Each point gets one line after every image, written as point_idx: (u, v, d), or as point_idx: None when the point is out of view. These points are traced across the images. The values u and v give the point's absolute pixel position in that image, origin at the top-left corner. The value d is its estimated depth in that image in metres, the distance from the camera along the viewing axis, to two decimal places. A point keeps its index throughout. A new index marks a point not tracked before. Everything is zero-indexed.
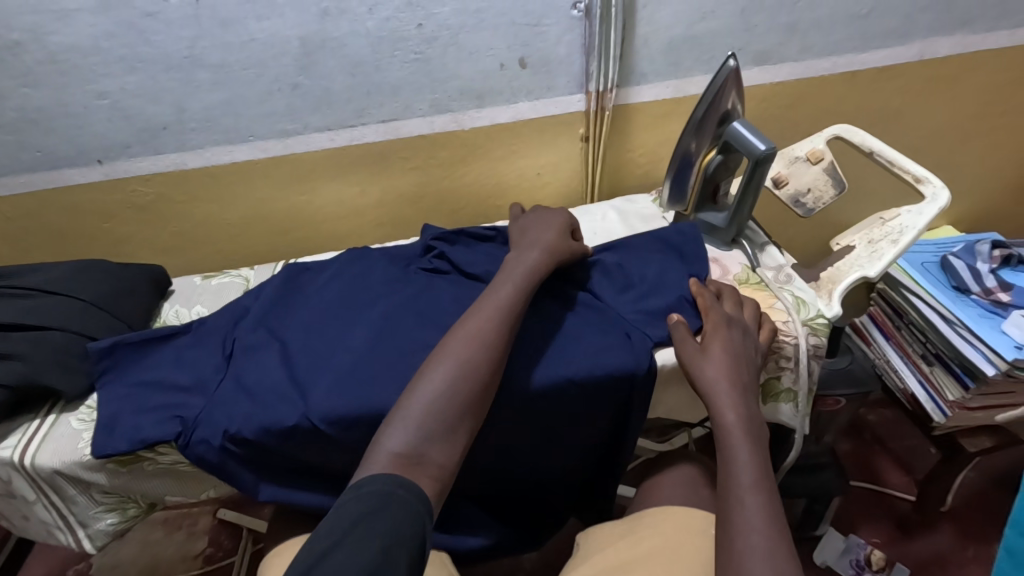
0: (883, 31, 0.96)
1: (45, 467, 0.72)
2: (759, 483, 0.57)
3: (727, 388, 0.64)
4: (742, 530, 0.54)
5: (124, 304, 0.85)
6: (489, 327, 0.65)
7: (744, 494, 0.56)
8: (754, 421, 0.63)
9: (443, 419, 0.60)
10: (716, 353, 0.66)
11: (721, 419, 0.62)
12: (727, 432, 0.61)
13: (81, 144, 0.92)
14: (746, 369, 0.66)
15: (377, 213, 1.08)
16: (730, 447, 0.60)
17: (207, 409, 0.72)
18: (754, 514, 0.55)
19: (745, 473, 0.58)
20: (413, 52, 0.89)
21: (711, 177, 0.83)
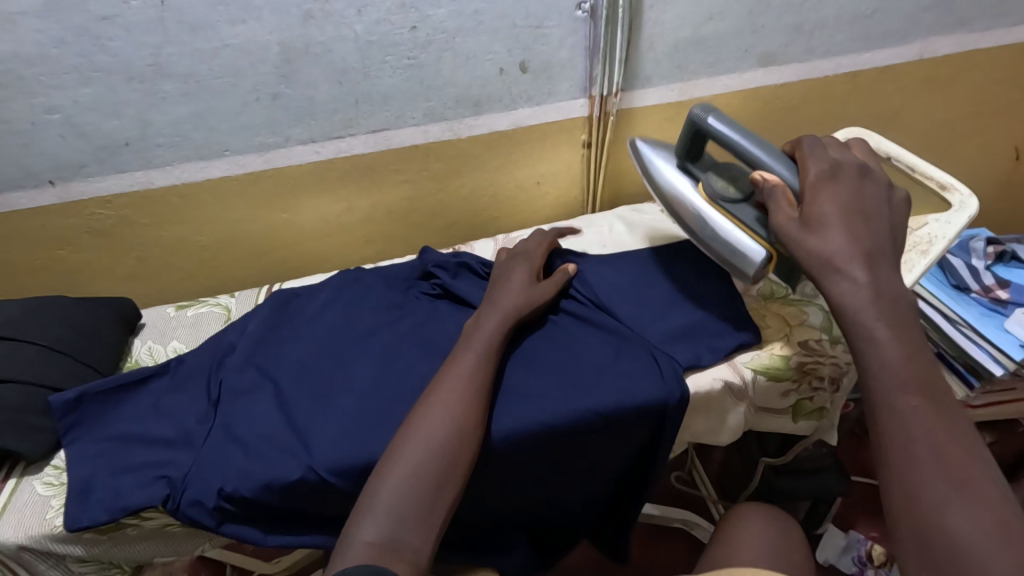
0: (886, 30, 0.94)
1: (7, 543, 0.63)
2: (910, 371, 0.46)
3: (894, 346, 0.47)
4: (959, 533, 0.40)
5: (89, 347, 0.76)
6: (451, 405, 0.59)
7: (928, 484, 0.42)
8: (893, 303, 0.50)
9: (412, 507, 0.54)
10: (865, 282, 0.50)
11: (886, 384, 0.46)
12: (899, 403, 0.45)
13: (29, 164, 0.82)
14: (905, 312, 0.49)
15: (365, 229, 1.01)
16: (908, 424, 0.44)
17: (196, 467, 0.65)
18: (973, 509, 0.40)
19: (923, 453, 0.43)
20: (406, 58, 0.82)
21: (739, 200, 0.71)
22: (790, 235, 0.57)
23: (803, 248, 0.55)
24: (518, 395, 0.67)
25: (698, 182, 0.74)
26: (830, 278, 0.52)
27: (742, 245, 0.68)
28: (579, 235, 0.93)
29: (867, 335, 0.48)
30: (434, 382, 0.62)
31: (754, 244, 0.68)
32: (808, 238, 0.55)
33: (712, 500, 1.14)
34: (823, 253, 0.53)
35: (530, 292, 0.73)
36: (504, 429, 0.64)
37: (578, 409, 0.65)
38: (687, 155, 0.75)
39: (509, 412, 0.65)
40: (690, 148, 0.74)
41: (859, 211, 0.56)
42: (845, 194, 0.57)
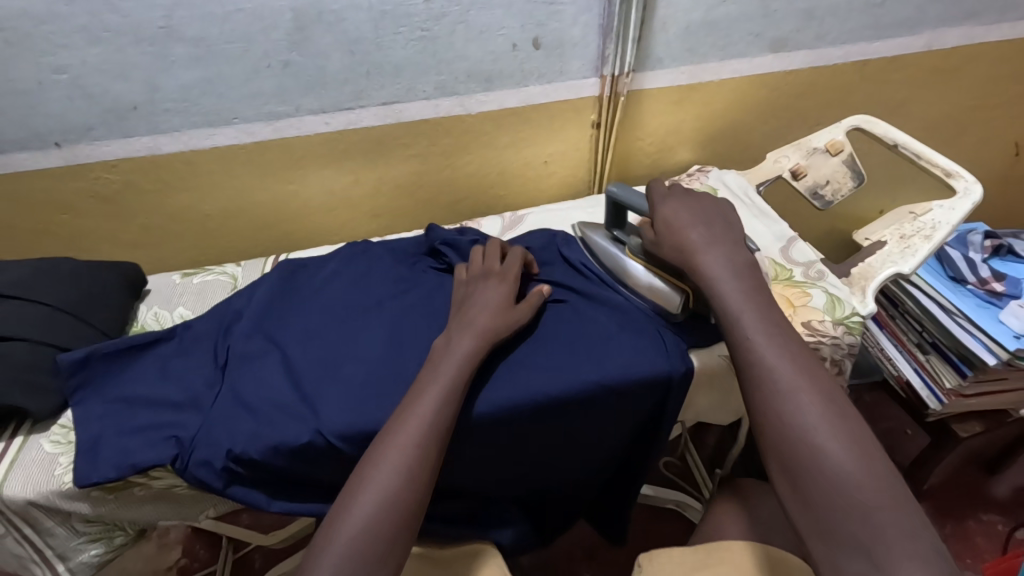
0: (896, 20, 0.94)
1: (15, 497, 0.63)
2: (746, 296, 0.57)
3: (735, 292, 0.57)
4: (798, 434, 0.48)
5: (95, 309, 0.76)
6: (426, 424, 0.56)
7: (774, 377, 0.51)
8: (729, 253, 0.62)
9: (377, 536, 0.52)
10: (709, 253, 0.62)
11: (733, 322, 0.56)
12: (745, 334, 0.55)
13: (34, 126, 0.81)
14: (747, 270, 0.60)
15: (371, 204, 1.01)
16: (753, 350, 0.53)
17: (205, 428, 0.65)
18: (808, 411, 0.49)
19: (766, 355, 0.52)
20: (419, 30, 0.81)
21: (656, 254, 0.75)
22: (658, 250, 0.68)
23: (664, 242, 0.66)
24: (524, 368, 0.68)
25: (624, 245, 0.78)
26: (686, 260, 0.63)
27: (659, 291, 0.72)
28: (586, 216, 0.93)
29: (714, 291, 0.59)
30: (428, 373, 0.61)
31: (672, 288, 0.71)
32: (662, 242, 0.67)
33: (704, 480, 1.17)
34: (677, 236, 0.65)
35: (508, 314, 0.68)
36: (495, 403, 0.65)
37: (584, 382, 0.66)
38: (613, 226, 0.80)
39: (513, 383, 0.66)
40: (612, 216, 0.80)
41: (698, 211, 0.67)
42: (683, 200, 0.69)
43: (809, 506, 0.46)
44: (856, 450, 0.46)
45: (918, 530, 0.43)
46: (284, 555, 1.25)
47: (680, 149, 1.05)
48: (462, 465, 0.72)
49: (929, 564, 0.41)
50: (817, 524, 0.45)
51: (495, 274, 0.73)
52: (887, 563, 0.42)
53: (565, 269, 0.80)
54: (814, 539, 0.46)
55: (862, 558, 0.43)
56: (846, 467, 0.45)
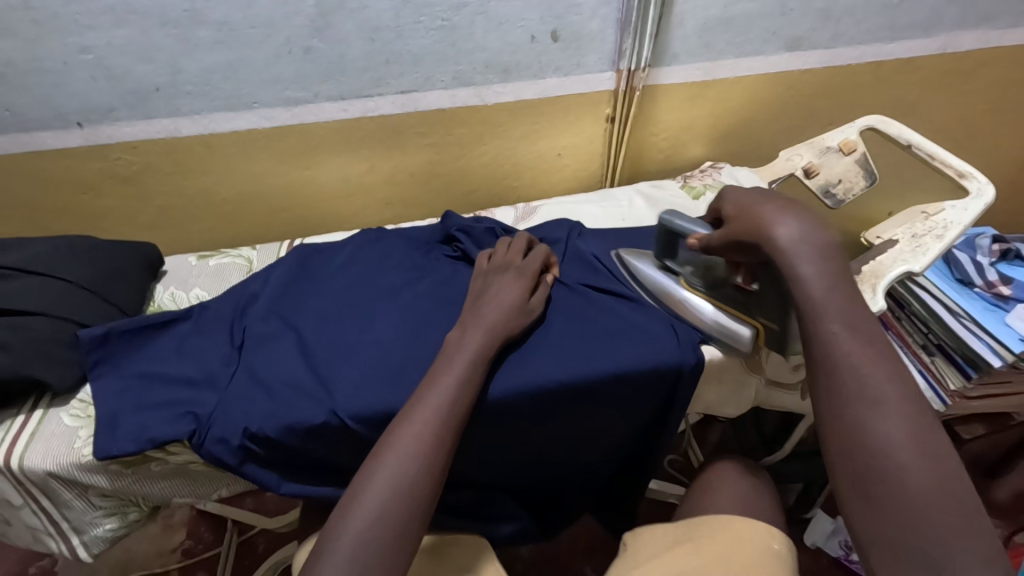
0: (912, 22, 0.94)
1: (36, 468, 0.65)
2: (832, 290, 0.52)
3: (823, 282, 0.52)
4: (877, 445, 0.46)
5: (115, 287, 0.77)
6: (440, 413, 0.57)
7: (853, 389, 0.48)
8: (820, 240, 0.54)
9: (393, 523, 0.52)
10: (793, 233, 0.54)
11: (817, 317, 0.51)
12: (826, 333, 0.51)
13: (57, 106, 0.82)
14: (838, 258, 0.53)
15: (385, 191, 1.02)
16: (836, 353, 0.50)
17: (221, 406, 0.66)
18: (894, 424, 0.46)
19: (850, 364, 0.49)
20: (439, 19, 0.82)
21: (719, 285, 0.72)
22: (721, 241, 0.61)
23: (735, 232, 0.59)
24: (536, 357, 0.68)
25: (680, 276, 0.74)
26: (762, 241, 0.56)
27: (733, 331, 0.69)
28: (599, 210, 0.94)
29: (795, 276, 0.53)
30: (445, 358, 0.63)
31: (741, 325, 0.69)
32: (736, 226, 0.59)
33: None
34: (755, 224, 0.57)
35: (519, 313, 0.69)
36: (508, 391, 0.66)
37: (596, 372, 0.67)
38: (664, 254, 0.76)
39: (527, 370, 0.67)
40: (664, 247, 0.75)
41: (775, 193, 0.60)
42: (758, 184, 0.60)
43: (880, 517, 0.44)
44: (938, 471, 0.44)
45: (997, 557, 0.41)
46: (288, 539, 1.25)
47: (692, 146, 1.06)
48: (470, 453, 0.72)
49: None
50: (887, 538, 0.43)
51: (514, 269, 0.74)
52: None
53: (577, 261, 0.81)
54: (880, 551, 0.44)
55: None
56: (930, 487, 0.43)
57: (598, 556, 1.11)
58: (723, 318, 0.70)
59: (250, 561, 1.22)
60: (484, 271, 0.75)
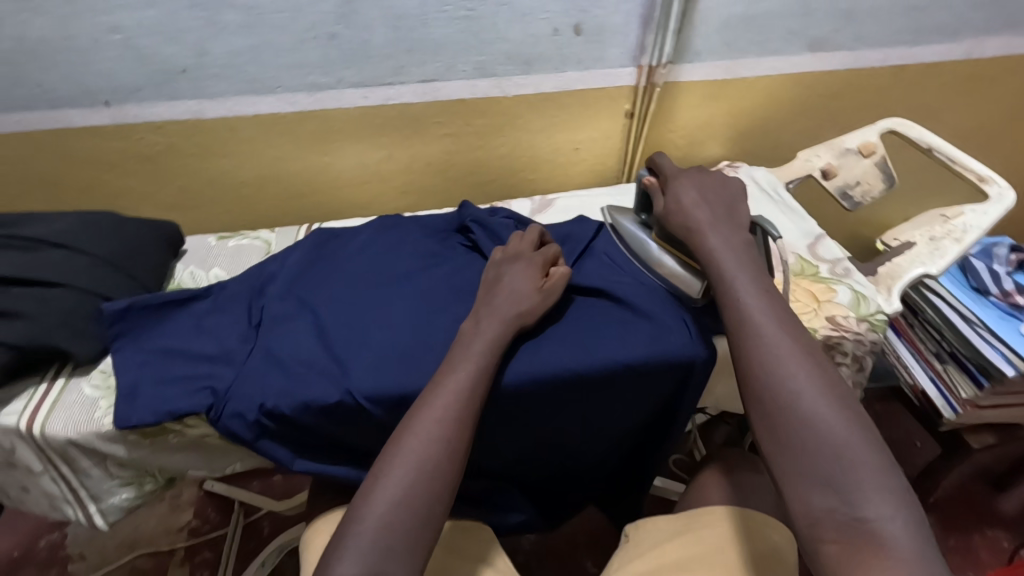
0: (937, 26, 0.94)
1: (57, 436, 0.66)
2: (742, 271, 0.61)
3: (733, 265, 0.62)
4: (782, 386, 0.52)
5: (137, 263, 0.79)
6: (461, 398, 0.58)
7: (763, 341, 0.55)
8: (732, 236, 0.65)
9: (416, 508, 0.52)
10: (712, 232, 0.65)
11: (729, 288, 0.60)
12: (738, 298, 0.59)
13: (86, 84, 0.83)
14: (745, 248, 0.64)
15: (402, 180, 1.03)
16: (744, 314, 0.57)
17: (238, 382, 0.67)
18: (794, 367, 0.53)
19: (761, 321, 0.56)
20: (463, 9, 0.83)
21: (683, 242, 0.76)
22: (666, 218, 0.70)
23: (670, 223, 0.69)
24: (550, 346, 0.69)
25: (651, 230, 0.79)
26: (692, 237, 0.66)
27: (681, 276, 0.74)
28: (615, 204, 0.95)
29: (715, 262, 0.63)
30: (463, 344, 0.64)
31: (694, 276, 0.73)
32: (674, 211, 0.69)
33: None
34: (686, 217, 0.68)
35: (539, 299, 0.70)
36: (524, 380, 0.67)
37: (609, 362, 0.68)
38: (642, 211, 0.81)
39: (543, 358, 0.68)
40: (641, 203, 0.80)
41: (705, 193, 0.70)
42: (691, 182, 0.71)
43: (788, 448, 0.50)
44: (834, 403, 0.51)
45: (885, 472, 0.47)
46: (293, 523, 1.26)
47: (710, 144, 1.06)
48: (481, 439, 0.73)
49: (892, 500, 0.45)
50: (796, 466, 0.49)
51: (527, 257, 0.74)
52: (856, 499, 0.46)
53: (591, 253, 0.81)
54: (791, 481, 0.49)
55: (833, 494, 0.47)
56: (826, 416, 0.50)
57: (601, 551, 1.11)
58: (675, 267, 0.74)
59: (255, 542, 1.23)
60: (497, 259, 0.75)
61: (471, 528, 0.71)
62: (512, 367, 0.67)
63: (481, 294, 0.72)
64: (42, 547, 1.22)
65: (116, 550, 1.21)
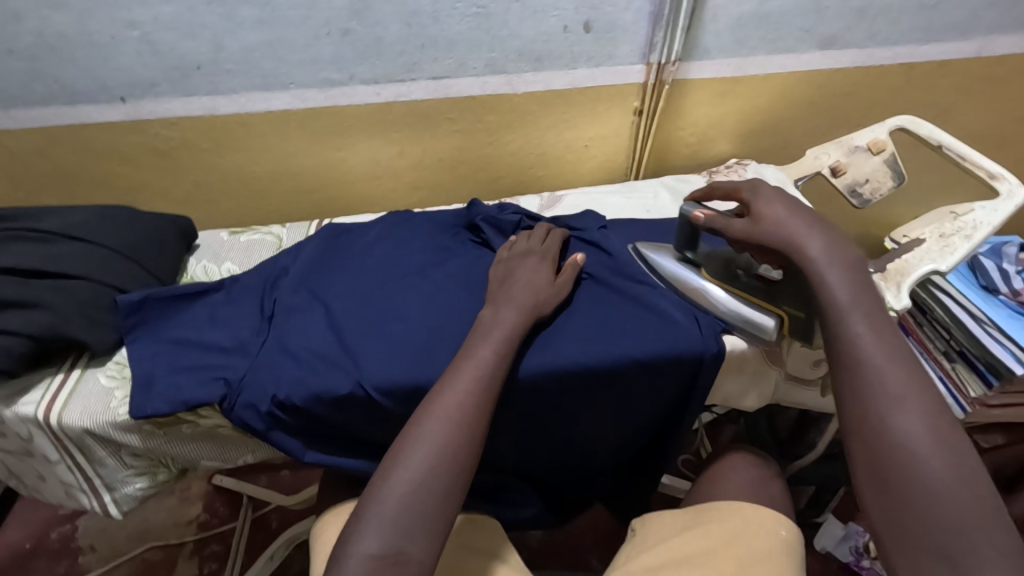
0: (950, 24, 0.94)
1: (74, 425, 0.67)
2: (857, 295, 0.52)
3: (846, 286, 0.53)
4: (901, 443, 0.45)
5: (151, 256, 0.80)
6: (480, 384, 0.59)
7: (878, 387, 0.48)
8: (843, 248, 0.55)
9: (435, 490, 0.53)
10: (818, 240, 0.55)
11: (839, 318, 0.52)
12: (850, 334, 0.51)
13: (102, 79, 0.84)
14: (860, 268, 0.54)
15: (412, 176, 1.03)
16: (858, 350, 0.50)
17: (251, 373, 0.68)
18: (917, 421, 0.46)
19: (876, 363, 0.49)
20: (475, 6, 0.83)
21: (741, 278, 0.72)
22: (746, 239, 0.61)
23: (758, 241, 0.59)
24: (560, 338, 0.70)
25: (702, 269, 0.74)
26: (788, 248, 0.56)
27: (757, 318, 0.69)
28: (624, 201, 0.95)
29: (821, 280, 0.53)
30: (478, 333, 0.64)
31: (766, 316, 0.69)
32: (760, 225, 0.59)
33: None
34: (779, 233, 0.57)
35: (547, 293, 0.70)
36: (537, 370, 0.67)
37: (619, 355, 0.68)
38: (685, 246, 0.76)
39: (554, 350, 0.68)
40: (685, 239, 0.75)
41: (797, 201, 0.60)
42: (777, 195, 0.60)
43: (899, 513, 0.44)
44: (963, 470, 0.44)
45: (1020, 558, 0.41)
46: (301, 517, 1.27)
47: (719, 141, 1.06)
48: (490, 432, 0.74)
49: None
50: (908, 533, 0.43)
51: (535, 254, 0.76)
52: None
53: (600, 249, 0.82)
54: (899, 550, 0.44)
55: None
56: (955, 485, 0.43)
57: (607, 548, 1.12)
58: (745, 308, 0.70)
59: (264, 536, 1.24)
60: (507, 255, 0.76)
61: (479, 521, 0.72)
62: (527, 356, 0.68)
63: (491, 288, 0.72)
64: (54, 538, 1.23)
65: (126, 542, 1.22)
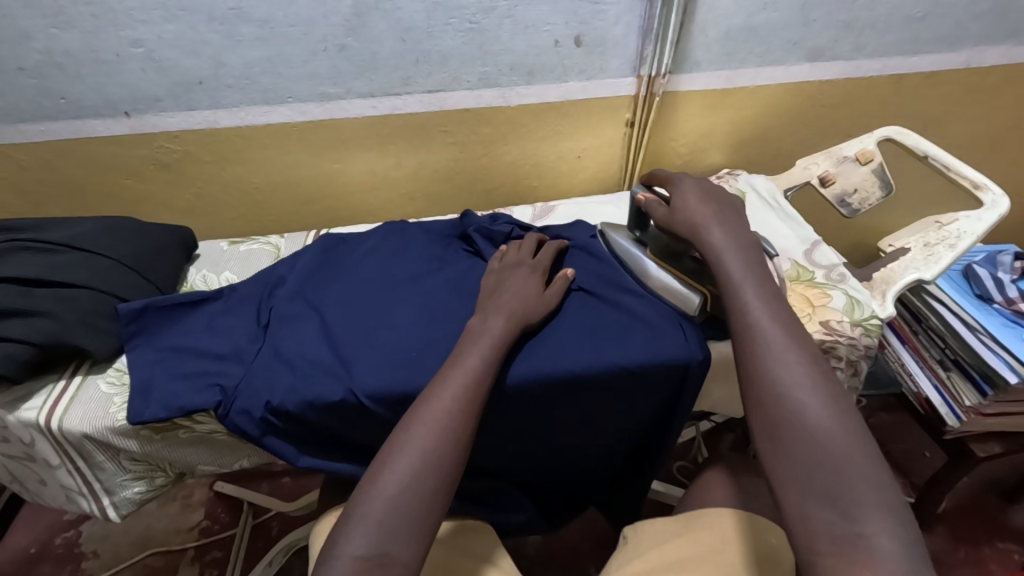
0: (937, 36, 0.95)
1: (73, 430, 0.69)
2: (748, 270, 0.59)
3: (738, 261, 0.60)
4: (783, 392, 0.50)
5: (152, 266, 0.82)
6: (467, 390, 0.60)
7: (765, 344, 0.53)
8: (739, 233, 0.64)
9: (421, 494, 0.54)
10: (716, 226, 0.64)
11: (733, 288, 0.58)
12: (741, 300, 0.57)
13: (108, 95, 0.87)
14: (752, 247, 0.62)
15: (409, 187, 1.05)
16: (746, 314, 0.56)
17: (246, 380, 0.70)
18: (795, 373, 0.50)
19: (764, 323, 0.54)
20: (468, 22, 0.86)
21: (680, 258, 0.76)
22: (665, 224, 0.70)
23: (675, 225, 0.68)
24: (549, 346, 0.71)
25: (647, 248, 0.79)
26: (694, 234, 0.65)
27: (682, 293, 0.74)
28: (616, 210, 0.97)
29: (719, 259, 0.61)
30: (467, 342, 0.66)
31: (693, 294, 0.73)
32: (675, 212, 0.68)
33: None
34: (688, 219, 0.66)
35: (535, 303, 0.72)
36: (525, 378, 0.68)
37: (605, 362, 0.69)
38: (636, 226, 0.81)
39: (542, 358, 0.70)
40: (635, 219, 0.80)
41: (708, 192, 0.69)
42: (692, 188, 0.70)
43: (784, 456, 0.47)
44: (837, 412, 0.48)
45: (885, 486, 0.44)
46: (301, 523, 1.28)
47: (711, 152, 1.07)
48: (480, 439, 0.75)
49: (891, 517, 0.42)
50: (792, 474, 0.47)
51: (525, 265, 0.77)
52: (857, 515, 0.42)
53: (589, 259, 0.83)
54: (786, 492, 0.46)
55: (829, 507, 0.44)
56: (828, 425, 0.47)
57: (603, 556, 1.12)
58: (675, 284, 0.75)
59: (263, 542, 1.25)
60: (498, 266, 0.78)
61: (472, 526, 0.73)
62: (514, 362, 0.69)
63: (481, 297, 0.74)
64: (58, 544, 1.25)
65: (129, 548, 1.24)
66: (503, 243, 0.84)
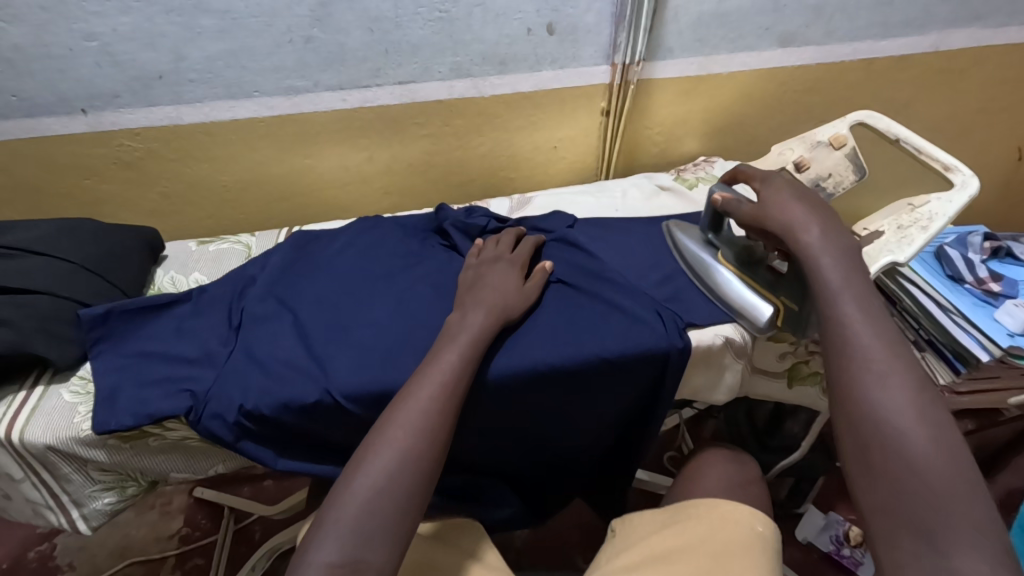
0: (904, 20, 0.96)
1: (35, 442, 0.67)
2: (847, 281, 0.56)
3: (837, 270, 0.57)
4: (878, 419, 0.48)
5: (116, 269, 0.79)
6: (444, 390, 0.59)
7: (862, 364, 0.51)
8: (834, 236, 0.60)
9: (397, 497, 0.53)
10: (813, 228, 0.60)
11: (830, 300, 0.55)
12: (840, 313, 0.54)
13: (62, 91, 0.83)
14: (854, 255, 0.58)
15: (383, 181, 1.03)
16: (845, 328, 0.53)
17: (218, 384, 0.67)
18: (900, 402, 0.48)
19: (867, 340, 0.52)
20: (437, 11, 0.84)
21: (754, 264, 0.74)
22: (751, 221, 0.66)
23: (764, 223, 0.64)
24: (527, 340, 0.70)
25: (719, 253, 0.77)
26: (788, 234, 0.61)
27: (752, 305, 0.72)
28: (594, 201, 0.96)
29: (813, 265, 0.58)
30: (445, 340, 0.64)
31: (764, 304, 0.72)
32: (764, 209, 0.64)
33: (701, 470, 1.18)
34: (779, 220, 0.62)
35: (514, 297, 0.71)
36: (504, 373, 0.68)
37: (586, 354, 0.68)
38: (709, 228, 0.79)
39: (522, 352, 0.69)
40: (712, 220, 0.77)
41: (802, 191, 0.65)
42: (783, 187, 0.66)
43: (878, 488, 0.46)
44: (944, 446, 0.46)
45: (987, 523, 0.42)
46: (286, 526, 1.26)
47: (688, 139, 1.07)
48: (460, 435, 0.74)
49: (993, 557, 0.41)
50: (881, 496, 0.46)
51: (503, 259, 0.76)
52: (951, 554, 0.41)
53: (568, 250, 0.82)
54: (876, 520, 0.46)
55: (922, 543, 0.43)
56: (933, 459, 0.45)
57: (590, 547, 1.12)
58: (748, 295, 0.73)
59: (247, 547, 1.23)
60: (476, 260, 0.76)
61: (458, 521, 0.72)
62: (493, 357, 0.68)
63: (460, 292, 0.72)
64: (31, 558, 1.21)
65: (107, 558, 1.21)
66: (479, 238, 0.82)
